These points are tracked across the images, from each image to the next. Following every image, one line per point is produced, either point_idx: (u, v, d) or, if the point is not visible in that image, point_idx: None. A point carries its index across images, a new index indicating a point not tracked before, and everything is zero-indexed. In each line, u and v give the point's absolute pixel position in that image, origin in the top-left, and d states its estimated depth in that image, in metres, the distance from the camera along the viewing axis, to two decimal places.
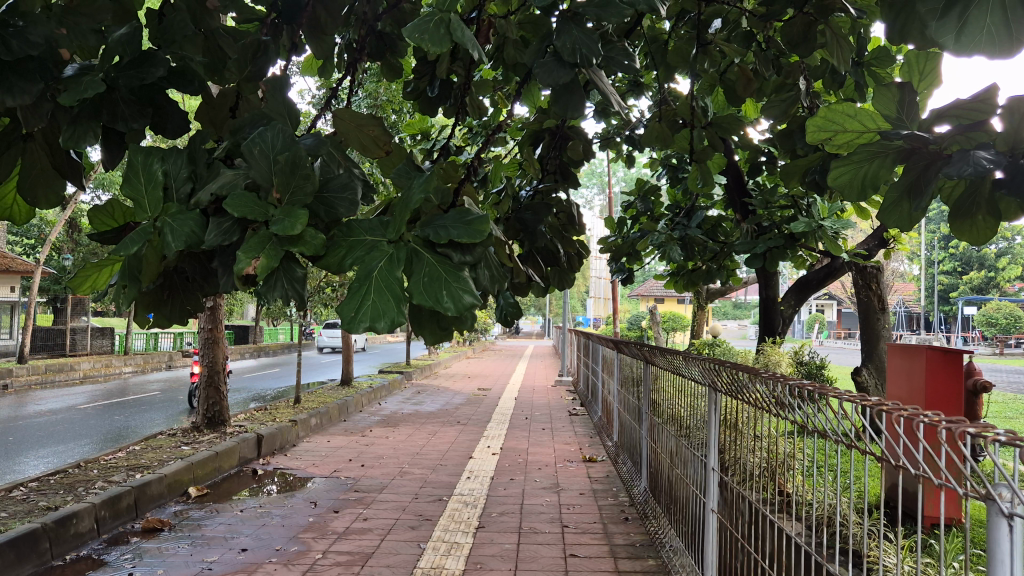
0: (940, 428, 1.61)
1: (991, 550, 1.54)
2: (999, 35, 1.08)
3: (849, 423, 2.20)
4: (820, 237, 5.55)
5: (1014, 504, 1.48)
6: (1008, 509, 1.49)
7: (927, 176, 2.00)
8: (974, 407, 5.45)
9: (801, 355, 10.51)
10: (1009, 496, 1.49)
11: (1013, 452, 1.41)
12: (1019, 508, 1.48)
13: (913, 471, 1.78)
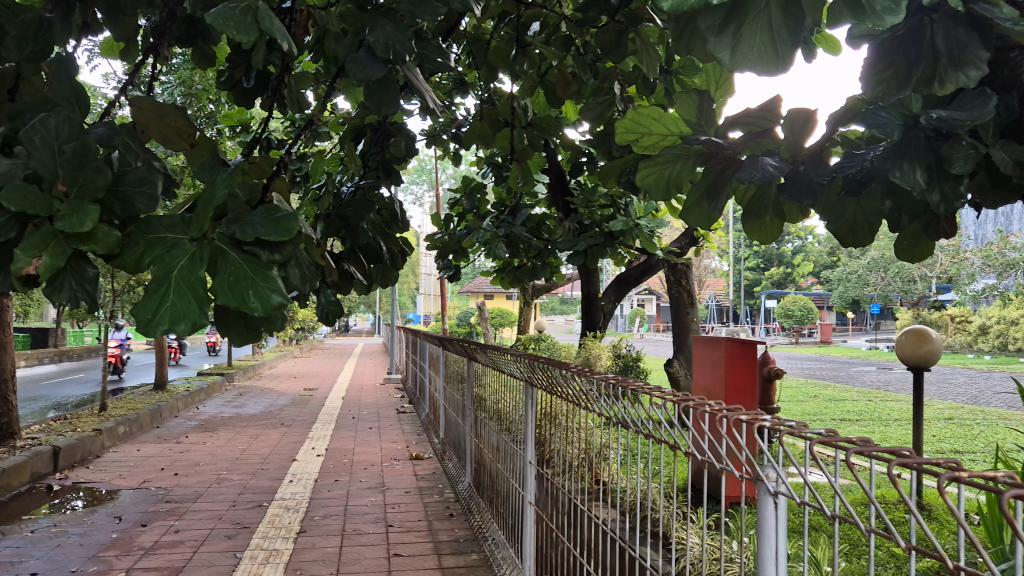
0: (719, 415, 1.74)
1: (757, 528, 1.66)
2: (767, 54, 1.17)
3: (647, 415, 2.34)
4: (637, 235, 5.83)
5: (778, 483, 1.61)
6: (773, 488, 1.61)
7: (722, 180, 2.23)
8: (768, 392, 5.90)
9: (619, 348, 11.01)
10: (774, 476, 1.62)
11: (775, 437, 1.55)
12: (783, 487, 1.61)
13: (700, 459, 1.91)
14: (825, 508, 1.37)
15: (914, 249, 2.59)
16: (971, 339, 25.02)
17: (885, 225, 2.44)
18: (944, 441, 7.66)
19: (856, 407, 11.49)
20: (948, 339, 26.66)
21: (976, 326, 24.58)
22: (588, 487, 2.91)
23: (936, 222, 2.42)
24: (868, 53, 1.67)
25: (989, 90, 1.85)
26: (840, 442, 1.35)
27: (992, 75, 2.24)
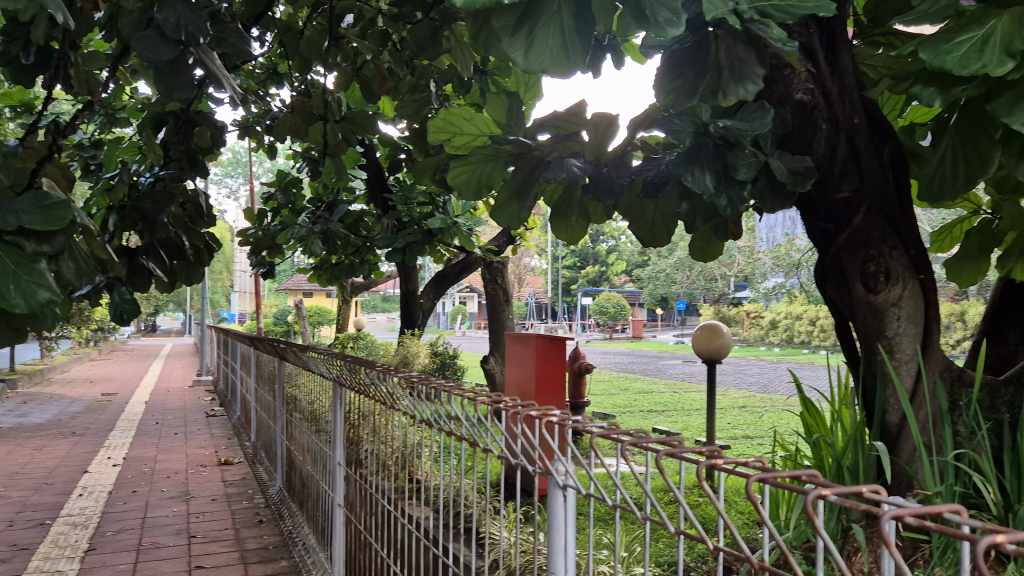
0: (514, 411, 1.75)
1: (548, 522, 1.69)
2: (559, 56, 1.20)
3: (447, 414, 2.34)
4: (455, 234, 5.85)
5: (567, 477, 1.64)
6: (562, 481, 1.65)
7: (530, 180, 2.33)
8: (579, 386, 6.10)
9: (438, 346, 11.02)
10: (564, 470, 1.65)
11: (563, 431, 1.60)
12: (571, 480, 1.64)
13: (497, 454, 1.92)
14: (606, 499, 1.40)
15: (707, 248, 2.77)
16: (763, 333, 27.19)
17: (681, 226, 2.59)
18: (736, 428, 8.25)
19: (661, 398, 12.16)
20: (744, 333, 28.82)
21: (767, 320, 26.74)
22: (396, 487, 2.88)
23: (725, 224, 2.57)
24: (661, 62, 1.77)
25: (767, 103, 2.01)
26: (619, 434, 1.40)
27: (768, 90, 2.43)
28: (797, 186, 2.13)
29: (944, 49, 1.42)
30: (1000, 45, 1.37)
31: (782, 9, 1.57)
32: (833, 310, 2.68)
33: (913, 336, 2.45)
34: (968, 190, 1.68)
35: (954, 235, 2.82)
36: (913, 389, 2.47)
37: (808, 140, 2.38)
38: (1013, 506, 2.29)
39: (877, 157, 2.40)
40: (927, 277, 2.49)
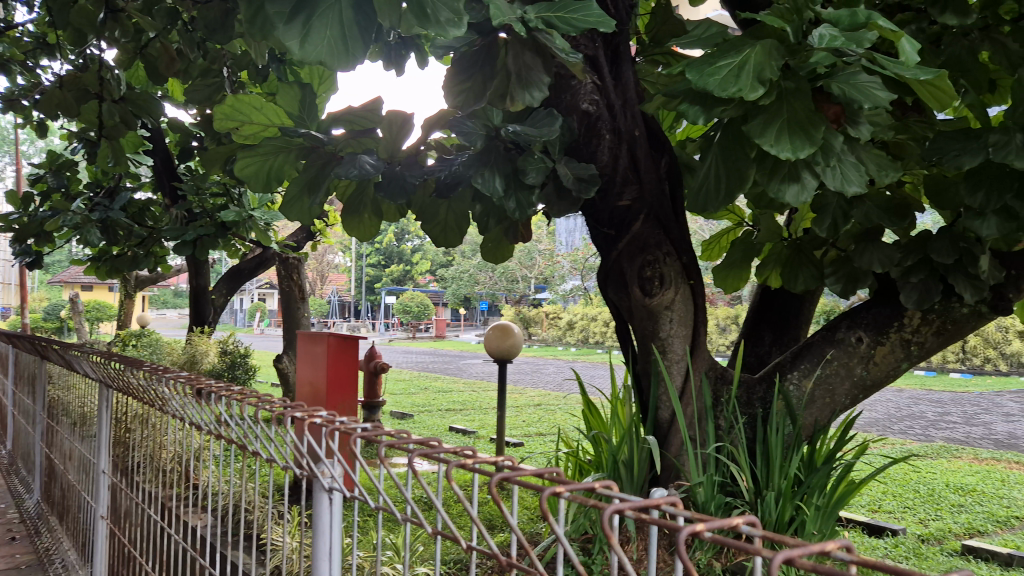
0: (285, 415, 1.69)
1: (312, 524, 1.65)
2: (337, 48, 1.20)
3: (213, 416, 2.19)
4: (252, 228, 5.60)
5: (334, 479, 1.62)
6: (328, 484, 1.62)
7: (322, 176, 2.25)
8: (374, 386, 6.02)
9: (229, 344, 10.47)
10: (330, 473, 1.62)
11: (332, 434, 1.58)
12: (338, 482, 1.62)
13: (266, 457, 1.85)
14: (369, 500, 1.39)
15: (498, 250, 2.82)
16: (559, 333, 28.23)
17: (473, 226, 2.62)
18: (529, 425, 8.51)
19: (460, 397, 12.29)
20: (541, 334, 29.80)
21: (564, 321, 27.77)
22: (161, 496, 2.67)
23: (514, 227, 2.64)
24: (452, 62, 1.81)
25: (556, 111, 2.07)
26: (394, 436, 1.40)
27: (556, 98, 2.45)
28: (582, 193, 2.21)
29: (706, 71, 1.53)
30: (754, 72, 1.49)
31: (568, 22, 1.62)
32: (614, 312, 2.81)
33: (683, 338, 2.64)
34: (728, 204, 1.81)
35: (722, 244, 3.03)
36: (682, 387, 2.66)
37: (594, 148, 2.46)
38: (763, 492, 2.55)
39: (655, 169, 2.57)
40: (696, 282, 2.68)
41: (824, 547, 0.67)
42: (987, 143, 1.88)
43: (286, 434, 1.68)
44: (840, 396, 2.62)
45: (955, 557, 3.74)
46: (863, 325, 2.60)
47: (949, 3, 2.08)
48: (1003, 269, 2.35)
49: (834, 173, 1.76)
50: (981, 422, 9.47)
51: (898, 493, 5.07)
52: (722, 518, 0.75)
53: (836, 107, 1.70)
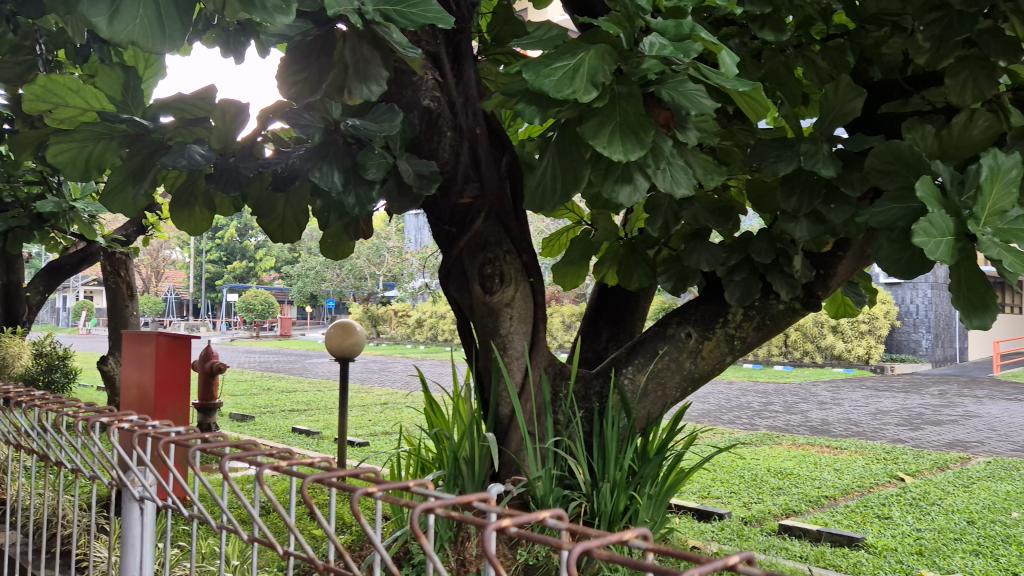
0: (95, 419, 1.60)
1: (121, 538, 1.61)
2: (151, 27, 1.18)
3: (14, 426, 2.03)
4: (72, 220, 5.18)
5: (146, 489, 1.58)
6: (139, 493, 1.58)
7: (148, 166, 2.11)
8: (210, 388, 5.74)
9: (46, 345, 9.66)
10: (142, 481, 1.59)
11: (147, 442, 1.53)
12: (150, 493, 1.59)
13: (71, 465, 1.74)
14: (191, 513, 1.40)
15: (338, 246, 2.77)
16: (408, 331, 28.04)
17: (312, 221, 2.53)
18: (375, 424, 8.39)
19: (304, 397, 11.94)
20: (389, 332, 29.47)
21: (413, 319, 27.58)
22: None
23: (355, 224, 2.58)
24: (287, 52, 1.73)
25: (396, 106, 2.05)
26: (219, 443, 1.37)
27: (396, 93, 2.42)
28: (423, 189, 2.21)
29: (542, 72, 1.56)
30: (587, 75, 1.54)
31: (405, 16, 1.60)
32: (456, 310, 2.82)
33: (523, 335, 2.68)
34: (563, 204, 1.81)
35: (563, 242, 3.08)
36: (521, 384, 2.71)
37: (434, 146, 2.47)
38: (599, 483, 2.65)
39: (496, 168, 2.60)
40: (537, 280, 2.72)
41: (618, 537, 0.84)
42: (799, 151, 2.02)
43: (97, 444, 1.61)
44: (670, 389, 2.74)
45: (773, 536, 4.02)
46: (692, 321, 2.73)
47: (767, 21, 2.22)
48: (814, 268, 2.53)
49: (664, 175, 1.84)
50: (798, 411, 10.25)
51: (724, 479, 5.38)
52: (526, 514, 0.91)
53: (666, 112, 1.79)
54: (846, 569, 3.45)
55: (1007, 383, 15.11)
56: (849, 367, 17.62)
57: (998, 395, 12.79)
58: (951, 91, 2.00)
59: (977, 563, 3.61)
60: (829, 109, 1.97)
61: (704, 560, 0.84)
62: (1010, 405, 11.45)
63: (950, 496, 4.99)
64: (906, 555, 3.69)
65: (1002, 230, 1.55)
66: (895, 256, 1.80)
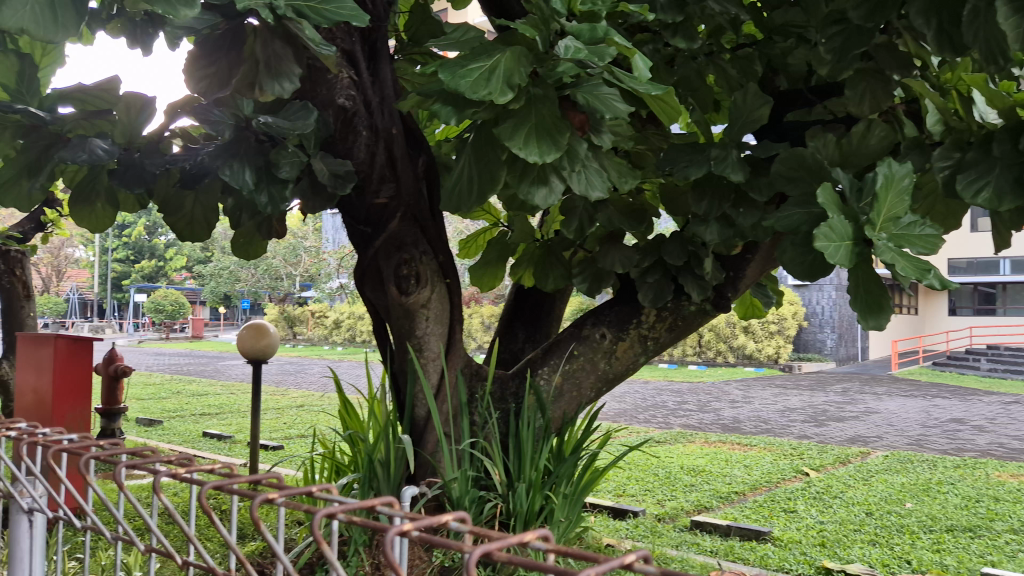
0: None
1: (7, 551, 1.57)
2: (44, 22, 1.28)
3: None
4: None
5: (34, 501, 1.55)
6: (28, 505, 1.55)
7: (44, 159, 2.01)
8: (114, 392, 5.52)
9: None
10: (31, 493, 1.55)
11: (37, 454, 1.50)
12: (39, 504, 1.56)
13: None
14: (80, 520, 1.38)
15: (249, 246, 2.71)
16: (326, 332, 27.57)
17: (222, 220, 2.46)
18: (290, 427, 8.22)
19: (216, 400, 11.61)
20: (307, 333, 28.94)
21: (331, 320, 27.18)
22: None
23: (268, 223, 2.52)
24: (194, 45, 1.68)
25: (310, 105, 2.01)
26: (119, 453, 1.35)
27: (310, 90, 2.37)
28: (338, 189, 2.18)
29: (458, 73, 1.55)
30: (503, 77, 1.54)
31: (319, 12, 1.57)
32: (371, 311, 2.79)
33: (438, 337, 2.67)
34: (481, 205, 1.79)
35: (480, 243, 3.08)
36: (437, 385, 2.70)
37: (349, 145, 2.42)
38: (514, 484, 2.64)
39: (413, 168, 2.59)
40: (452, 281, 2.71)
41: (518, 539, 0.85)
42: (710, 156, 2.07)
43: None
44: (585, 389, 2.78)
45: (684, 532, 4.12)
46: (606, 322, 2.77)
47: (679, 29, 2.28)
48: (724, 270, 2.60)
49: (579, 177, 1.86)
50: (711, 409, 10.53)
51: (639, 477, 5.49)
52: (421, 516, 0.92)
53: (581, 116, 1.80)
54: (754, 562, 3.56)
55: (905, 380, 15.87)
56: (759, 365, 18.19)
57: (896, 392, 13.43)
58: (851, 102, 2.09)
59: (874, 552, 3.77)
60: (738, 116, 2.03)
61: (603, 558, 0.87)
62: (907, 401, 12.03)
63: (851, 489, 5.21)
64: (809, 546, 3.83)
65: (896, 235, 1.62)
66: (799, 259, 1.84)
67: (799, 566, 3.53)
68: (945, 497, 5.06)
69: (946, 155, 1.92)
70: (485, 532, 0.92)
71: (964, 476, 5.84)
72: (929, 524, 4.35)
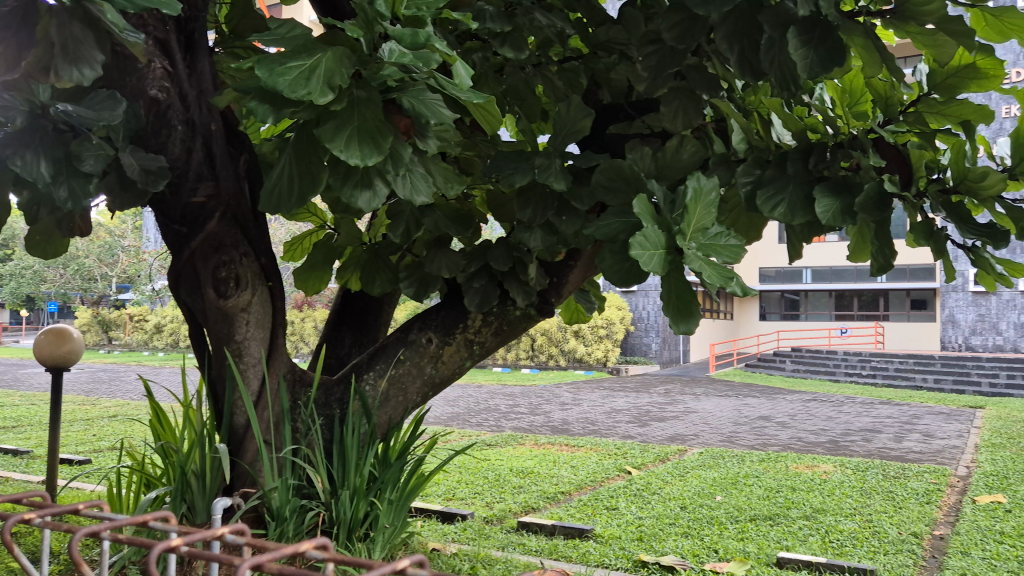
0: None
1: None
2: None
3: None
4: None
5: None
6: None
7: None
8: None
9: None
10: None
11: None
12: None
13: None
14: None
15: (49, 244, 2.50)
16: (145, 337, 25.91)
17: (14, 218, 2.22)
18: (99, 439, 7.66)
19: (14, 412, 10.61)
20: (123, 338, 27.07)
21: (151, 325, 25.60)
22: None
23: (69, 220, 2.33)
24: None
25: (118, 94, 1.90)
26: None
27: (116, 80, 2.22)
28: (149, 185, 2.05)
29: (276, 70, 1.50)
30: (324, 77, 1.51)
31: None
32: (187, 315, 2.65)
33: (259, 340, 2.58)
34: (301, 206, 1.75)
35: (306, 246, 2.99)
36: (258, 392, 2.62)
37: (163, 139, 2.28)
38: (338, 491, 2.70)
39: (234, 167, 2.49)
40: (274, 284, 2.63)
41: (287, 550, 0.92)
42: (534, 164, 2.13)
43: None
44: (411, 394, 2.78)
45: (511, 533, 4.20)
46: (432, 327, 2.75)
47: (508, 38, 2.32)
48: (547, 275, 2.68)
49: (405, 182, 1.85)
50: (541, 412, 10.80)
51: (468, 479, 5.54)
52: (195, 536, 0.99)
53: (407, 120, 1.77)
54: (576, 560, 3.68)
55: (719, 381, 16.97)
56: (588, 369, 18.85)
57: (712, 392, 14.33)
58: (665, 118, 2.21)
59: (686, 544, 4.00)
60: (562, 126, 2.07)
61: (378, 564, 0.94)
62: (721, 401, 12.87)
63: (668, 485, 5.51)
64: (628, 541, 4.01)
65: (705, 245, 1.72)
66: (617, 266, 1.92)
67: (617, 561, 3.70)
68: (750, 489, 5.45)
69: (748, 172, 2.05)
70: (265, 545, 0.99)
71: (767, 469, 6.32)
72: (736, 515, 4.68)
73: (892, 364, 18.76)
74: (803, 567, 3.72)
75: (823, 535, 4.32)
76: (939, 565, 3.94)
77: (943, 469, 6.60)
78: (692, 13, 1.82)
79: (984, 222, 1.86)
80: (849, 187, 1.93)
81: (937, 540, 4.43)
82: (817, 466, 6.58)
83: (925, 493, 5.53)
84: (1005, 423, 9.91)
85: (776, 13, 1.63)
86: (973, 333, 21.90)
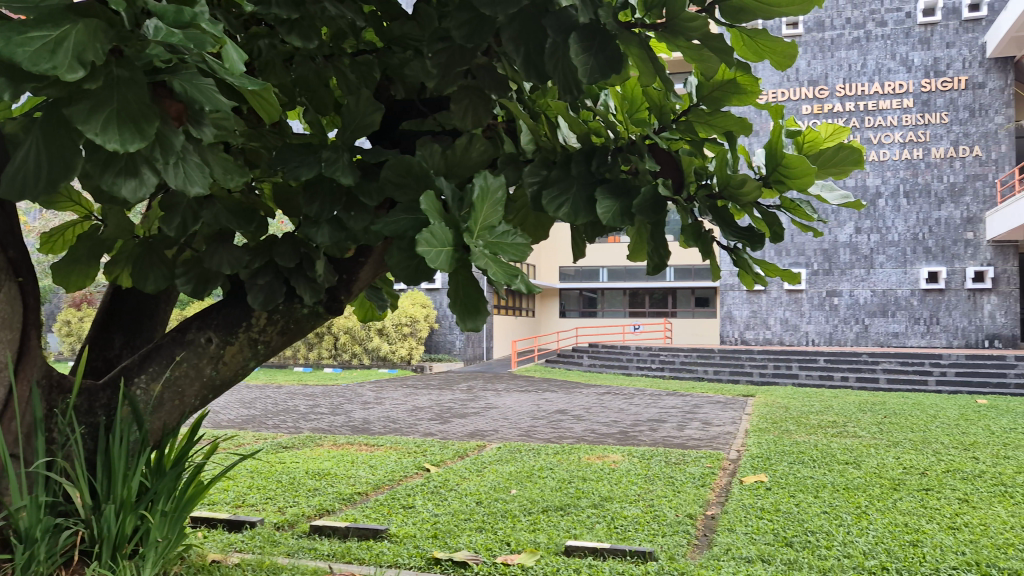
0: None
1: None
2: None
3: None
4: None
5: None
6: None
7: None
8: None
9: None
10: None
11: None
12: None
13: None
14: None
15: None
16: None
17: None
18: None
19: None
20: None
21: None
22: None
23: None
24: None
25: None
26: None
27: None
28: None
29: (13, 39, 1.33)
30: (73, 51, 1.36)
31: None
32: None
33: (5, 344, 2.32)
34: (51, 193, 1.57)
35: (67, 238, 2.73)
36: (3, 403, 2.39)
37: None
38: (101, 505, 2.67)
39: None
40: (24, 280, 2.41)
41: None
42: (321, 158, 2.06)
43: None
44: (188, 398, 2.60)
45: (303, 538, 4.07)
46: (212, 326, 2.55)
47: (295, 26, 2.21)
48: (337, 272, 2.54)
49: (177, 172, 1.72)
50: (342, 412, 10.59)
51: (260, 485, 5.31)
52: None
53: (178, 105, 1.63)
54: (368, 561, 3.64)
55: (520, 377, 17.46)
56: (392, 367, 18.73)
57: (513, 388, 14.71)
58: (455, 116, 2.22)
59: (479, 538, 4.07)
60: (350, 120, 2.01)
61: None
62: (521, 396, 13.22)
63: (465, 481, 5.57)
64: (422, 539, 4.02)
65: (492, 243, 1.72)
66: (405, 263, 1.92)
67: (410, 559, 3.69)
68: (544, 482, 5.64)
69: (535, 171, 2.12)
70: None
71: (561, 461, 6.56)
72: (528, 507, 4.81)
73: (677, 358, 20.13)
74: (588, 554, 3.90)
75: (608, 522, 4.54)
76: (709, 543, 4.27)
77: (716, 453, 7.16)
78: (480, 13, 1.82)
79: (745, 225, 2.00)
80: (628, 190, 2.00)
81: (708, 520, 4.80)
82: (607, 456, 6.92)
83: (700, 477, 5.98)
84: (770, 410, 10.93)
85: (560, 18, 1.68)
86: (747, 328, 24.00)
